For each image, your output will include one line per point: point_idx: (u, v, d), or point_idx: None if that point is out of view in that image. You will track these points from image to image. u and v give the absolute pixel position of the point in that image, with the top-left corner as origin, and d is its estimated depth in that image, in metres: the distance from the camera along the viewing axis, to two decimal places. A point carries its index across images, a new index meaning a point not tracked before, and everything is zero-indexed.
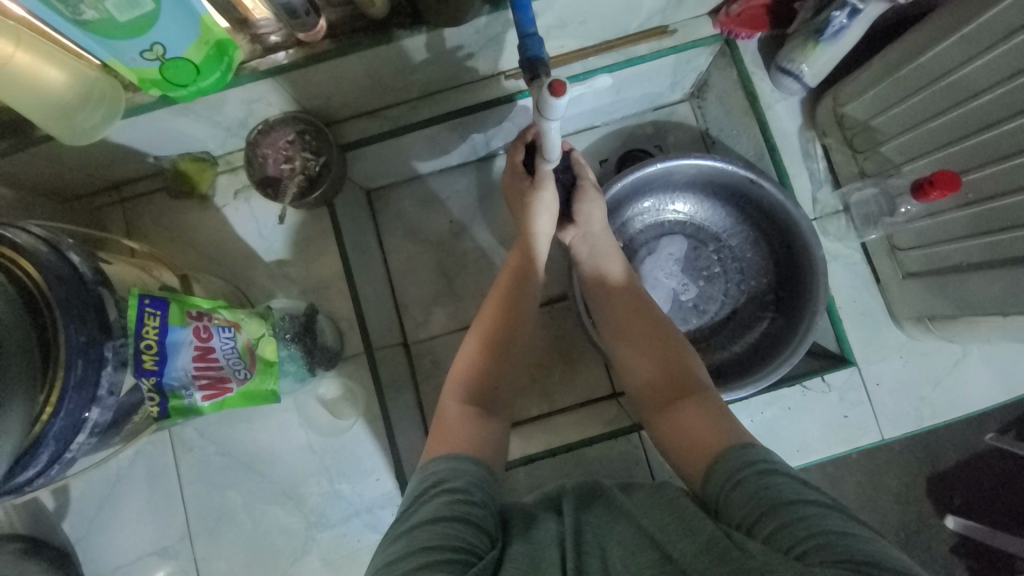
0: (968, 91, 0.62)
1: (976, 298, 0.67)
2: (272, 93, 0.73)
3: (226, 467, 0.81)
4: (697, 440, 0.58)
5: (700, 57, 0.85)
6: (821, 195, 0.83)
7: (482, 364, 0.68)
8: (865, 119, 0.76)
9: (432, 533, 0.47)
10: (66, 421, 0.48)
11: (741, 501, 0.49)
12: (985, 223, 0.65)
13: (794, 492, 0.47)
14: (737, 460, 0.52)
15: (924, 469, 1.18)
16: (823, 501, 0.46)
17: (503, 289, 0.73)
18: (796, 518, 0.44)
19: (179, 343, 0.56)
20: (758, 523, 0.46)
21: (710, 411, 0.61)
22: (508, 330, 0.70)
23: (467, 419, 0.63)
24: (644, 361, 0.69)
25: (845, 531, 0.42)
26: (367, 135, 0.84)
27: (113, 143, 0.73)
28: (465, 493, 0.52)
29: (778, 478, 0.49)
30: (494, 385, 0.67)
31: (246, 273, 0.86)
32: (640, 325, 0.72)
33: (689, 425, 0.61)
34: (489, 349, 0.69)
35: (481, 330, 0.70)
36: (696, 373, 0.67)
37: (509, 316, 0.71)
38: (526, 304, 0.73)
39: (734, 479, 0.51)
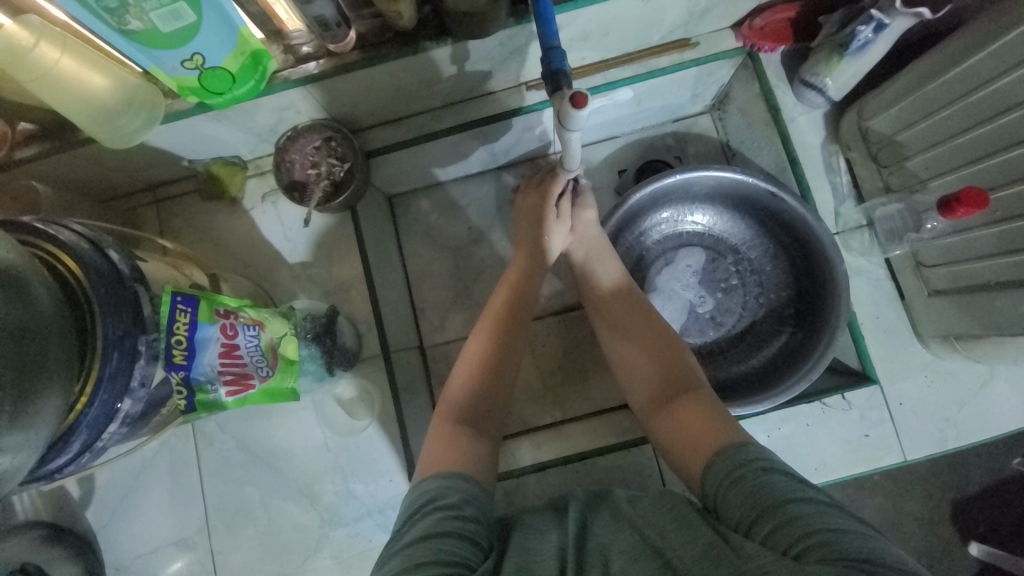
0: (999, 107, 0.61)
1: (1003, 318, 0.65)
2: (302, 101, 0.76)
3: (244, 462, 0.83)
4: (695, 438, 0.59)
5: (721, 70, 0.86)
6: (844, 209, 0.82)
7: (489, 375, 0.69)
8: (890, 133, 0.75)
9: (427, 548, 0.47)
10: (98, 411, 0.50)
11: (739, 501, 0.49)
12: (1012, 242, 0.63)
13: (790, 489, 0.47)
14: (734, 457, 0.53)
15: (949, 493, 1.14)
16: (821, 498, 0.47)
17: (509, 299, 0.74)
18: (792, 516, 0.44)
19: (207, 340, 0.58)
20: (755, 523, 0.46)
21: (709, 411, 0.61)
22: (512, 342, 0.72)
23: (461, 437, 0.64)
24: (645, 362, 0.70)
25: (841, 527, 0.43)
26: (390, 142, 0.87)
27: (150, 147, 0.77)
28: (458, 509, 0.53)
29: (776, 475, 0.49)
30: (492, 403, 0.69)
31: (270, 273, 0.88)
32: (641, 328, 0.73)
33: (686, 424, 0.61)
34: (498, 359, 0.70)
35: (491, 339, 0.71)
36: (695, 373, 0.67)
37: (509, 332, 0.72)
38: (526, 315, 0.74)
39: (732, 478, 0.51)
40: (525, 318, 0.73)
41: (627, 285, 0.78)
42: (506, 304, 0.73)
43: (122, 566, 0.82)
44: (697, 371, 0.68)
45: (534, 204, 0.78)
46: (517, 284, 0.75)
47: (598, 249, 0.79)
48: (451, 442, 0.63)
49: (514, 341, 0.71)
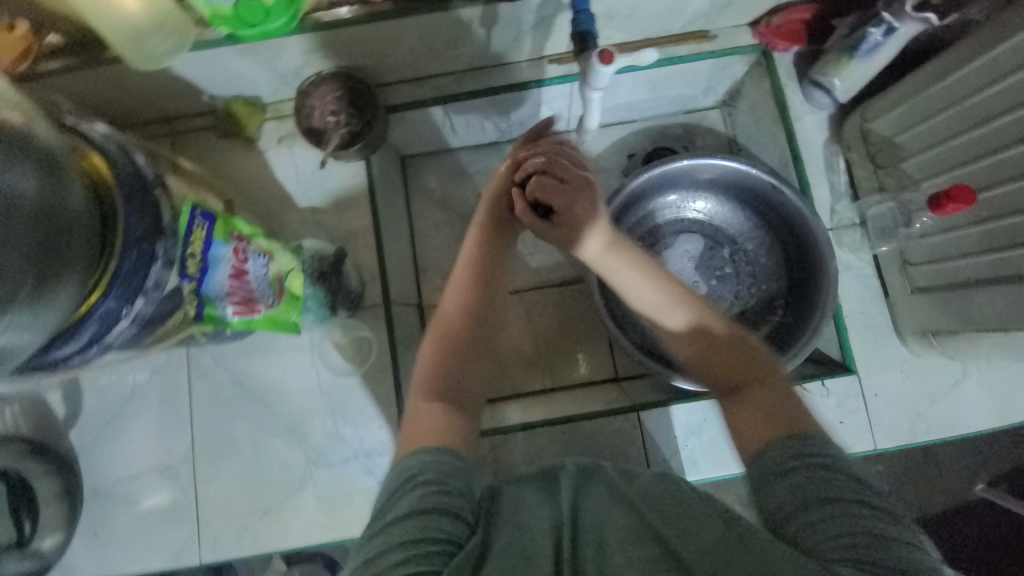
0: (986, 114, 0.65)
1: (980, 314, 0.68)
2: (330, 46, 0.77)
3: (237, 395, 0.84)
4: (764, 428, 0.54)
5: (736, 66, 0.89)
6: (840, 207, 0.86)
7: (453, 342, 0.62)
8: (890, 136, 0.79)
9: (409, 530, 0.48)
10: (113, 304, 0.51)
11: (781, 488, 0.49)
12: (994, 240, 0.66)
13: (846, 490, 0.48)
14: (795, 446, 0.51)
15: (914, 510, 1.18)
16: (873, 505, 0.48)
17: (466, 266, 0.67)
18: (838, 517, 0.46)
19: (220, 259, 0.60)
20: (791, 515, 0.48)
21: (773, 398, 0.56)
22: (486, 307, 0.64)
23: (437, 414, 0.58)
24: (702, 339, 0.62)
25: (883, 538, 0.45)
26: (410, 100, 0.88)
27: (174, 75, 0.78)
28: (442, 483, 0.52)
29: (836, 472, 0.49)
30: (467, 362, 0.62)
31: (279, 214, 0.89)
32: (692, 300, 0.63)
33: (745, 406, 0.57)
34: (465, 327, 0.63)
35: (456, 308, 0.64)
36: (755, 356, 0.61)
37: (480, 298, 0.65)
38: (499, 284, 0.67)
39: (780, 468, 0.50)
40: (499, 280, 0.67)
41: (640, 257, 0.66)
42: (475, 271, 0.66)
43: (101, 489, 0.82)
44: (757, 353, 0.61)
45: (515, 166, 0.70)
46: (483, 250, 0.67)
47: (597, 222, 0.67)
48: (427, 406, 0.59)
49: (485, 307, 0.64)
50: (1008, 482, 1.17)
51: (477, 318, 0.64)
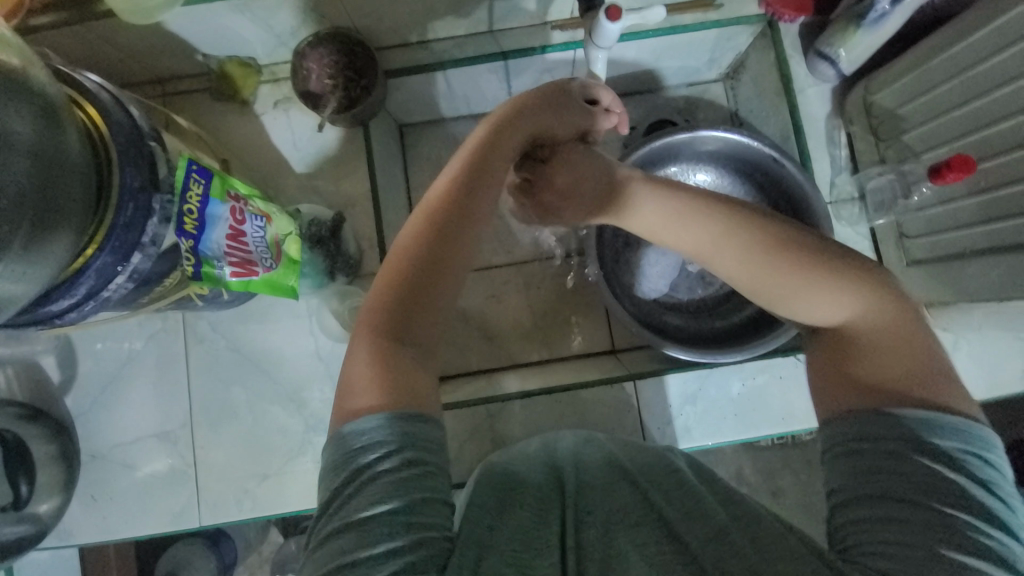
0: (989, 84, 0.65)
1: (974, 285, 0.69)
2: (327, 5, 0.75)
3: (235, 362, 0.84)
4: (855, 396, 0.50)
5: (740, 36, 0.88)
6: (839, 180, 0.86)
7: (410, 276, 0.53)
8: (892, 108, 0.79)
9: (392, 526, 0.43)
10: (108, 260, 0.50)
11: (843, 471, 0.48)
12: (991, 211, 0.66)
13: (917, 491, 0.44)
14: (870, 429, 0.48)
15: None
16: (950, 515, 0.43)
17: (449, 194, 0.57)
18: (890, 517, 0.44)
19: (217, 218, 0.58)
20: (844, 503, 0.47)
21: (912, 362, 0.50)
22: (454, 246, 0.55)
23: (387, 359, 0.50)
24: (831, 296, 0.55)
25: (939, 551, 0.41)
26: (410, 64, 0.85)
27: (166, 33, 0.76)
28: (422, 465, 0.46)
29: (914, 467, 0.45)
30: (434, 302, 0.54)
31: (276, 180, 0.88)
32: (826, 257, 0.56)
33: (866, 362, 0.51)
34: (425, 259, 0.54)
35: (418, 239, 0.55)
36: (828, 306, 0.55)
37: (447, 235, 0.55)
38: (480, 214, 0.57)
39: (845, 448, 0.48)
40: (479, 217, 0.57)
41: (673, 203, 0.63)
42: (450, 207, 0.56)
43: (99, 454, 0.82)
44: (836, 301, 0.55)
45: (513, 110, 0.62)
46: (464, 182, 0.57)
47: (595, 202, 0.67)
48: (377, 358, 0.51)
49: (453, 248, 0.55)
50: None
51: (444, 258, 0.54)
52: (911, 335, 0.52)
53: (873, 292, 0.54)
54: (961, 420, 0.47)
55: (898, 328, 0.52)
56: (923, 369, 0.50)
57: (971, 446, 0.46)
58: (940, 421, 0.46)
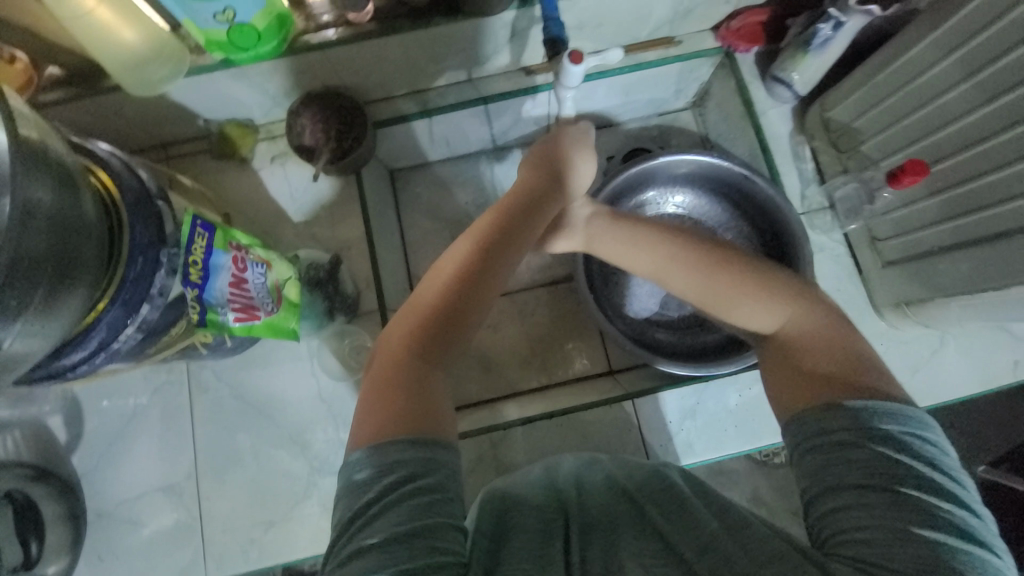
0: (930, 93, 0.71)
1: (948, 280, 0.72)
2: (318, 68, 0.82)
3: (238, 409, 0.85)
4: (806, 395, 0.54)
5: (702, 68, 0.95)
6: (809, 191, 0.90)
7: (433, 311, 0.57)
8: (848, 122, 0.84)
9: (413, 552, 0.43)
10: (120, 312, 0.54)
11: (808, 467, 0.50)
12: (953, 208, 0.70)
13: (873, 474, 0.46)
14: (821, 423, 0.51)
15: None
16: (906, 493, 0.45)
17: (484, 236, 0.62)
18: (858, 503, 0.45)
19: (220, 267, 0.61)
20: (817, 499, 0.48)
21: (847, 360, 0.55)
22: (475, 286, 0.59)
23: (407, 386, 0.53)
24: (768, 309, 0.61)
25: (907, 530, 0.43)
26: (396, 115, 0.92)
27: (169, 102, 0.82)
28: (436, 489, 0.47)
29: (865, 453, 0.47)
30: (453, 335, 0.57)
31: (274, 230, 0.92)
32: (770, 277, 0.62)
33: (812, 364, 0.55)
34: (449, 294, 0.58)
35: (444, 277, 0.59)
36: (765, 314, 0.61)
37: (467, 275, 0.59)
38: (507, 258, 0.61)
39: (806, 444, 0.51)
40: (500, 262, 0.61)
41: (645, 234, 0.68)
42: (474, 251, 0.60)
43: (105, 511, 0.82)
44: (769, 307, 0.61)
45: (533, 169, 0.68)
46: (491, 232, 0.62)
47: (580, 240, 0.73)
48: (389, 387, 0.53)
49: (482, 285, 0.59)
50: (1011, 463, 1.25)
51: (464, 297, 0.58)
52: (839, 335, 0.57)
53: (801, 301, 0.61)
54: (897, 406, 0.51)
55: (828, 330, 0.58)
56: (853, 362, 0.54)
57: (909, 427, 0.49)
58: (879, 408, 0.50)
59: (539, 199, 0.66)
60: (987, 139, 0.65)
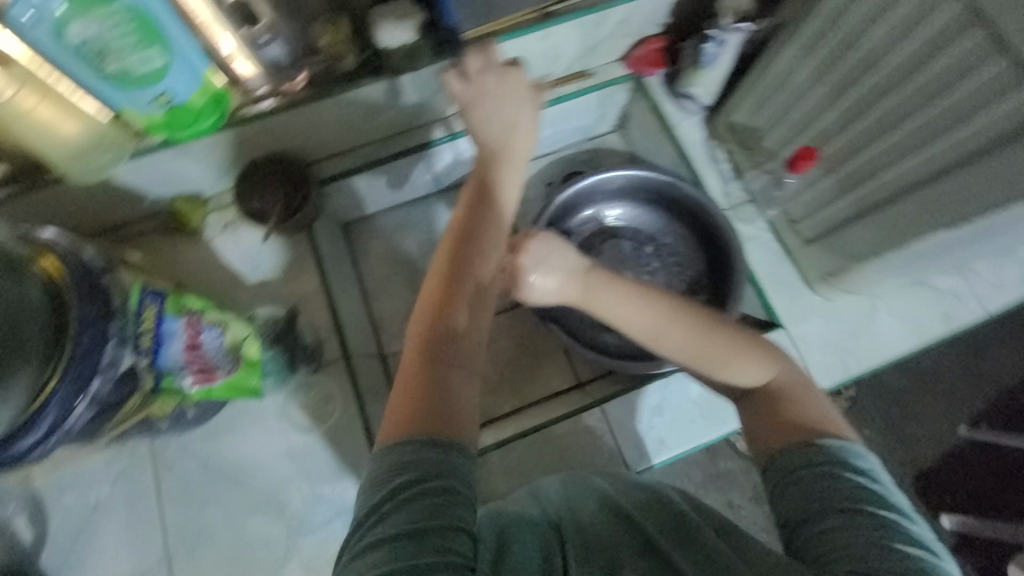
0: (805, 88, 0.80)
1: (858, 246, 0.80)
2: (259, 137, 0.86)
3: (207, 481, 0.83)
4: (778, 438, 0.59)
5: (617, 94, 1.05)
6: (730, 188, 0.98)
7: (443, 308, 0.58)
8: (747, 123, 0.94)
9: (427, 548, 0.44)
10: (71, 388, 0.53)
11: (794, 496, 0.53)
12: (850, 182, 0.79)
13: (851, 498, 0.51)
14: (803, 457, 0.55)
15: (911, 469, 1.30)
16: (882, 515, 0.49)
17: (467, 227, 0.63)
18: (844, 525, 0.49)
19: (172, 333, 0.64)
20: (805, 522, 0.51)
21: (811, 411, 0.61)
22: (474, 278, 0.60)
23: (429, 388, 0.54)
24: (752, 370, 0.63)
25: (889, 546, 0.47)
26: (340, 171, 0.97)
27: (114, 186, 0.84)
28: (453, 491, 0.47)
29: (843, 483, 0.52)
30: (466, 328, 0.58)
31: (232, 294, 0.93)
32: (746, 339, 0.63)
33: (782, 417, 0.61)
34: (453, 291, 0.59)
35: (440, 275, 0.60)
36: (748, 373, 0.63)
37: (467, 283, 0.60)
38: (495, 245, 0.63)
39: (792, 476, 0.55)
40: (487, 250, 0.62)
41: (633, 293, 0.63)
42: (461, 244, 0.62)
43: None
44: (753, 368, 0.63)
45: (475, 191, 0.66)
46: (468, 223, 0.64)
47: (574, 293, 0.63)
48: (412, 389, 0.54)
49: (478, 276, 0.61)
50: (986, 420, 1.33)
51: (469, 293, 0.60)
52: (803, 392, 0.63)
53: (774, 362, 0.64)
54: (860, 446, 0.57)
55: (791, 387, 0.64)
56: (816, 415, 0.60)
57: (873, 462, 0.55)
58: (850, 446, 0.56)
59: (500, 178, 0.68)
60: (861, 117, 0.73)
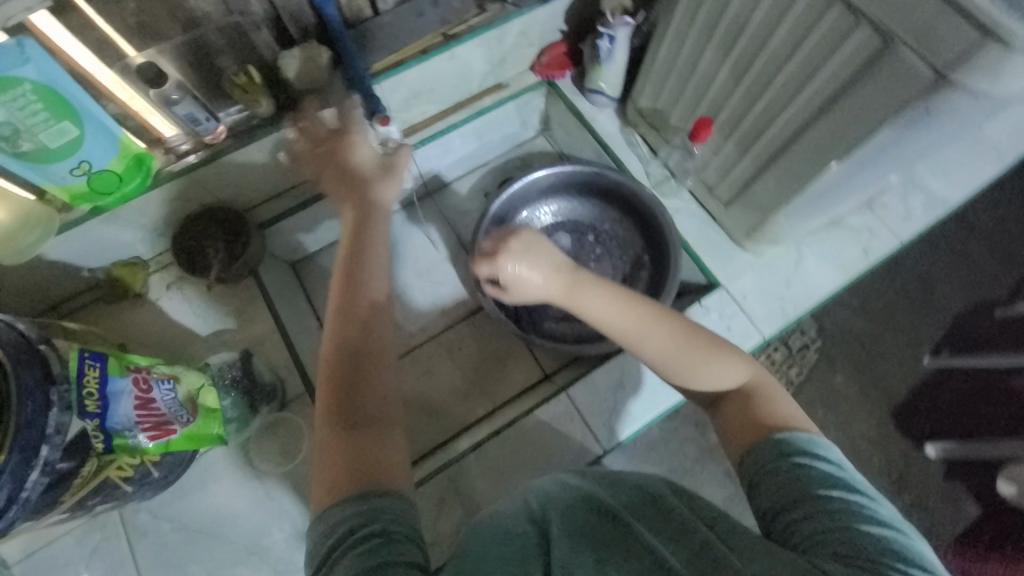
0: (691, 65, 0.87)
1: (767, 199, 0.86)
2: (189, 191, 0.88)
3: (184, 541, 0.81)
4: (746, 436, 0.60)
5: (534, 99, 1.11)
6: (651, 167, 1.06)
7: (345, 369, 0.63)
8: (653, 106, 1.01)
9: None
10: (19, 460, 0.52)
11: (771, 488, 0.54)
12: (746, 143, 0.85)
13: (823, 485, 0.52)
14: (774, 450, 0.56)
15: (886, 407, 1.37)
16: (853, 500, 0.50)
17: (349, 286, 0.68)
18: (819, 511, 0.50)
19: (119, 392, 0.64)
20: (783, 511, 0.52)
21: (774, 408, 0.62)
22: (371, 333, 0.65)
23: (347, 447, 0.57)
24: (723, 371, 0.64)
25: (863, 529, 0.47)
26: (279, 213, 0.98)
27: (45, 262, 0.84)
28: (385, 532, 0.48)
29: (814, 472, 0.53)
30: (370, 381, 0.63)
31: (186, 350, 0.93)
32: (707, 337, 0.65)
33: (744, 415, 0.62)
34: (351, 349, 0.64)
35: (337, 337, 0.64)
36: (719, 374, 0.64)
37: (368, 336, 0.65)
38: (379, 294, 0.69)
39: (767, 469, 0.55)
40: (375, 301, 0.68)
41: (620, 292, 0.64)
42: (349, 301, 0.67)
43: None
44: (723, 370, 0.64)
45: (351, 249, 0.72)
46: (349, 281, 0.69)
47: (559, 287, 0.63)
48: (336, 446, 0.58)
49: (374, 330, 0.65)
50: (947, 346, 1.39)
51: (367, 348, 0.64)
52: (767, 391, 0.64)
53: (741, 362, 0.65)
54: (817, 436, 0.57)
55: (753, 386, 0.65)
56: (780, 411, 0.62)
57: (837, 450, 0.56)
58: (818, 438, 0.57)
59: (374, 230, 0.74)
60: (739, 83, 0.80)
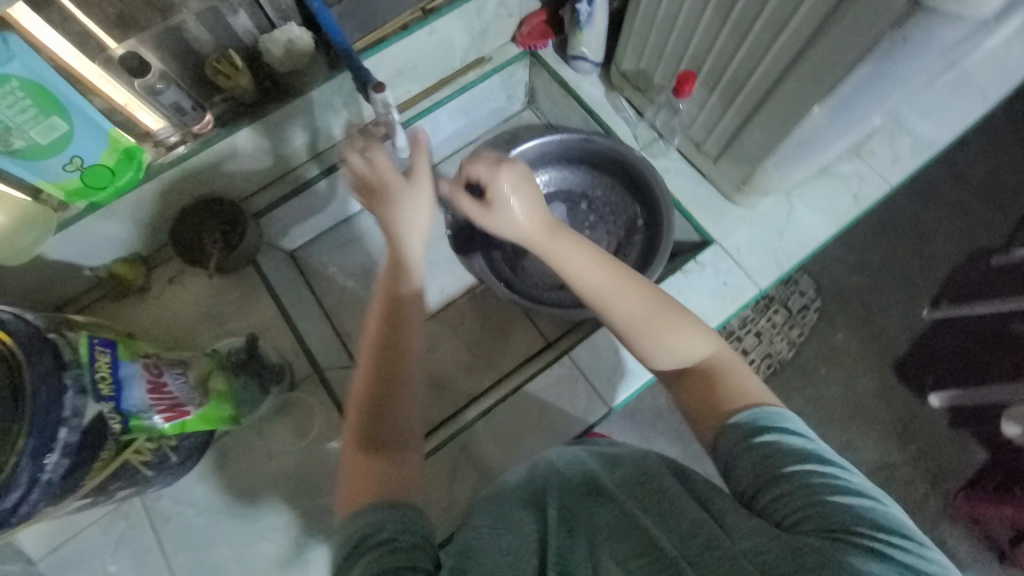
0: (670, 21, 0.87)
1: (754, 149, 0.87)
2: (181, 183, 0.88)
3: (207, 523, 0.83)
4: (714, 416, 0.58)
5: (518, 71, 1.11)
6: (639, 131, 1.07)
7: (376, 378, 0.60)
8: (637, 67, 1.00)
9: None
10: (38, 442, 0.54)
11: (745, 466, 0.52)
12: (730, 95, 0.86)
13: (797, 458, 0.50)
14: (743, 428, 0.54)
15: (889, 359, 1.38)
16: (830, 472, 0.49)
17: (388, 286, 0.65)
18: (794, 486, 0.48)
19: (131, 376, 0.65)
20: (760, 490, 0.50)
21: (741, 384, 0.60)
22: (400, 341, 0.62)
23: (372, 464, 0.55)
24: (689, 340, 0.63)
25: (844, 503, 0.46)
26: (272, 201, 0.99)
27: (46, 262, 0.85)
28: (391, 540, 0.46)
29: (786, 445, 0.51)
30: (401, 392, 0.60)
31: (192, 341, 0.94)
32: (664, 305, 0.65)
33: (714, 388, 0.60)
34: (382, 357, 0.61)
35: (373, 342, 0.63)
36: (685, 347, 0.63)
37: (401, 342, 0.62)
38: (415, 298, 0.65)
39: (741, 446, 0.53)
40: (409, 307, 0.65)
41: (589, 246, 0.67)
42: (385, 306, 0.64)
43: None
44: (687, 340, 0.63)
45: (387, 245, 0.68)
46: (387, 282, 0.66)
47: (538, 225, 0.68)
48: (361, 464, 0.55)
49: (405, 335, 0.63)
50: (944, 296, 1.41)
51: (393, 354, 0.61)
52: (732, 367, 0.62)
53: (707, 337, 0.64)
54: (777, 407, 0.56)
55: (719, 360, 0.63)
56: (747, 386, 0.60)
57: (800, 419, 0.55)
58: (781, 410, 0.55)
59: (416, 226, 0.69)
60: (719, 34, 0.80)
